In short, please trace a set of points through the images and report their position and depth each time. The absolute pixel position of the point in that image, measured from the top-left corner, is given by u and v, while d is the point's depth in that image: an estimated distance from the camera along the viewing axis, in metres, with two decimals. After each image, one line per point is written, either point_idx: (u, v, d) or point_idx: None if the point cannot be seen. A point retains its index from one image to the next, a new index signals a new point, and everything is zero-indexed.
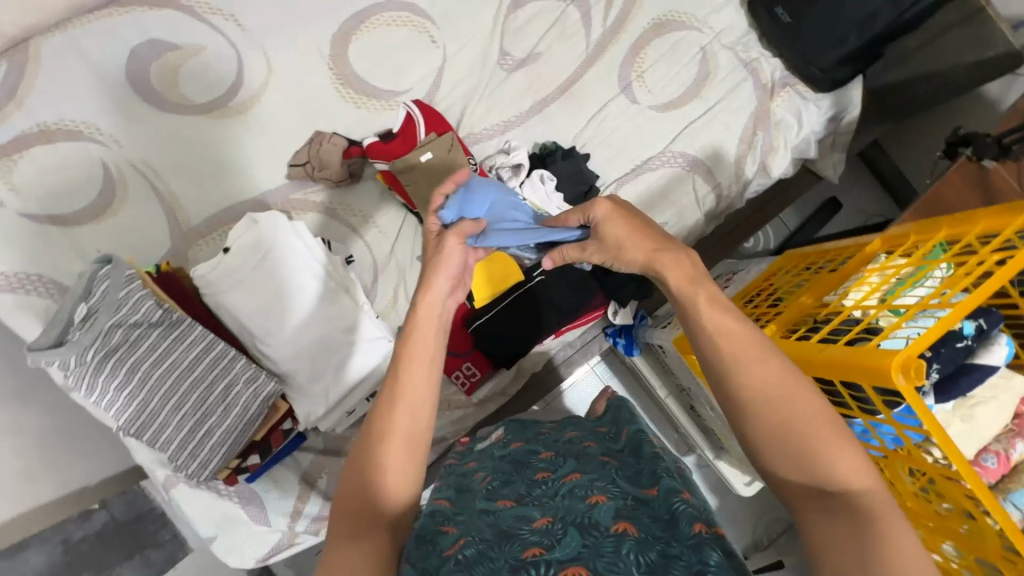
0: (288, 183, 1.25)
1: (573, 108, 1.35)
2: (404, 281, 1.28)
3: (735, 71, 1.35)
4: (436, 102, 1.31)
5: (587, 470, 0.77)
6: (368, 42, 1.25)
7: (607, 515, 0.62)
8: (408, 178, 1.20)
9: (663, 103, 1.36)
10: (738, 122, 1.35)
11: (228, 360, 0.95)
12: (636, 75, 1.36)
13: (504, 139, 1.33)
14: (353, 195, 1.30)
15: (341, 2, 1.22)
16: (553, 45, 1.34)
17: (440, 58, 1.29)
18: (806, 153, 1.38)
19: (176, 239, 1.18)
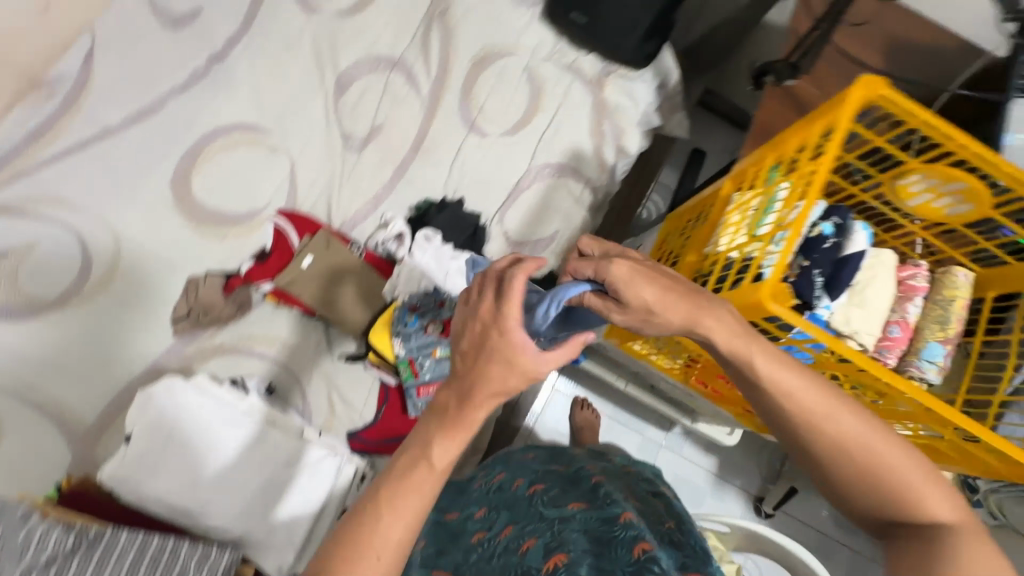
0: (177, 341, 1.15)
1: (432, 162, 1.37)
2: (336, 386, 1.23)
3: (561, 77, 1.43)
4: (301, 204, 1.26)
5: (524, 507, 1.06)
6: (209, 171, 1.17)
7: (536, 558, 0.90)
8: (300, 288, 1.20)
9: (509, 128, 1.42)
10: (581, 120, 1.43)
11: (172, 548, 0.89)
12: (476, 112, 1.41)
13: (378, 213, 1.33)
14: (249, 324, 1.20)
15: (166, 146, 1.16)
16: (393, 112, 1.35)
17: (289, 162, 1.25)
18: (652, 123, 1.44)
19: (77, 444, 1.07)
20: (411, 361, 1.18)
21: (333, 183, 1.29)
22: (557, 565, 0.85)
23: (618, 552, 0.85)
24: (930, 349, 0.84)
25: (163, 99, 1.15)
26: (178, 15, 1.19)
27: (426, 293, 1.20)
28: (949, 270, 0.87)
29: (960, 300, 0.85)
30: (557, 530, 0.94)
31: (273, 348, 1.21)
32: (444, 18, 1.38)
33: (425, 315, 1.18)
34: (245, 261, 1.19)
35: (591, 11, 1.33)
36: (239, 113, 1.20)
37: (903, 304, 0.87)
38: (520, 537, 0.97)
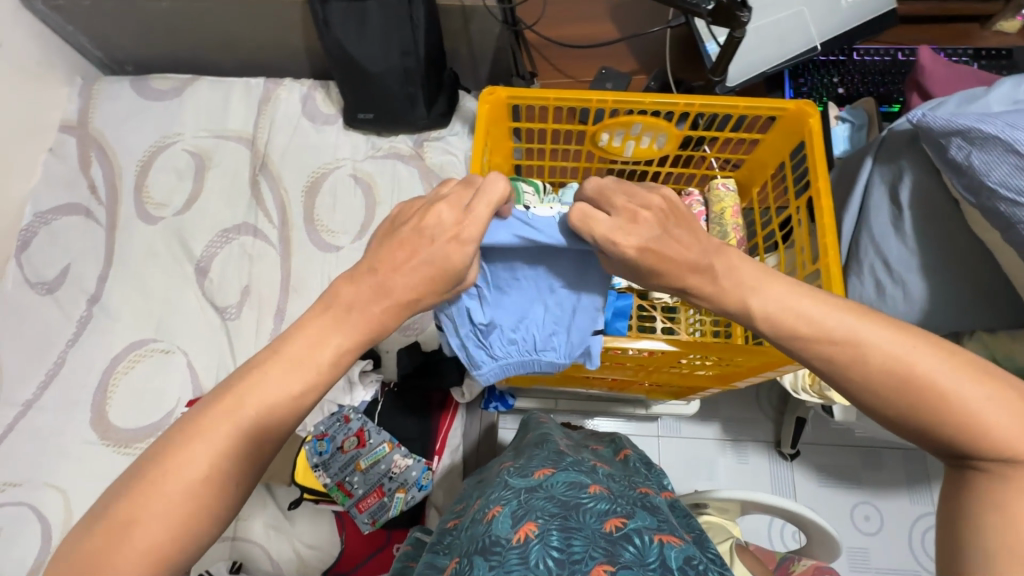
0: None
1: (303, 298, 1.30)
2: (297, 535, 1.11)
3: (384, 165, 1.38)
4: (206, 387, 1.25)
5: (492, 483, 0.74)
6: (120, 397, 1.24)
7: (505, 526, 0.58)
8: None
9: (359, 229, 1.34)
10: (416, 191, 1.36)
11: None
12: (324, 231, 1.35)
13: None
14: None
15: (80, 394, 1.24)
16: (255, 270, 1.32)
17: (184, 355, 1.27)
18: None
19: None
20: (342, 484, 1.07)
21: (228, 353, 1.27)
22: (528, 537, 0.55)
23: (583, 515, 0.58)
24: None
25: (63, 359, 1.26)
26: (50, 279, 1.32)
27: (331, 415, 1.11)
28: (709, 185, 0.79)
29: (731, 210, 0.76)
30: (526, 497, 0.62)
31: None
32: (266, 168, 1.40)
33: (336, 437, 1.10)
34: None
35: (371, 107, 1.31)
36: (128, 335, 1.29)
37: None
38: (486, 506, 0.65)
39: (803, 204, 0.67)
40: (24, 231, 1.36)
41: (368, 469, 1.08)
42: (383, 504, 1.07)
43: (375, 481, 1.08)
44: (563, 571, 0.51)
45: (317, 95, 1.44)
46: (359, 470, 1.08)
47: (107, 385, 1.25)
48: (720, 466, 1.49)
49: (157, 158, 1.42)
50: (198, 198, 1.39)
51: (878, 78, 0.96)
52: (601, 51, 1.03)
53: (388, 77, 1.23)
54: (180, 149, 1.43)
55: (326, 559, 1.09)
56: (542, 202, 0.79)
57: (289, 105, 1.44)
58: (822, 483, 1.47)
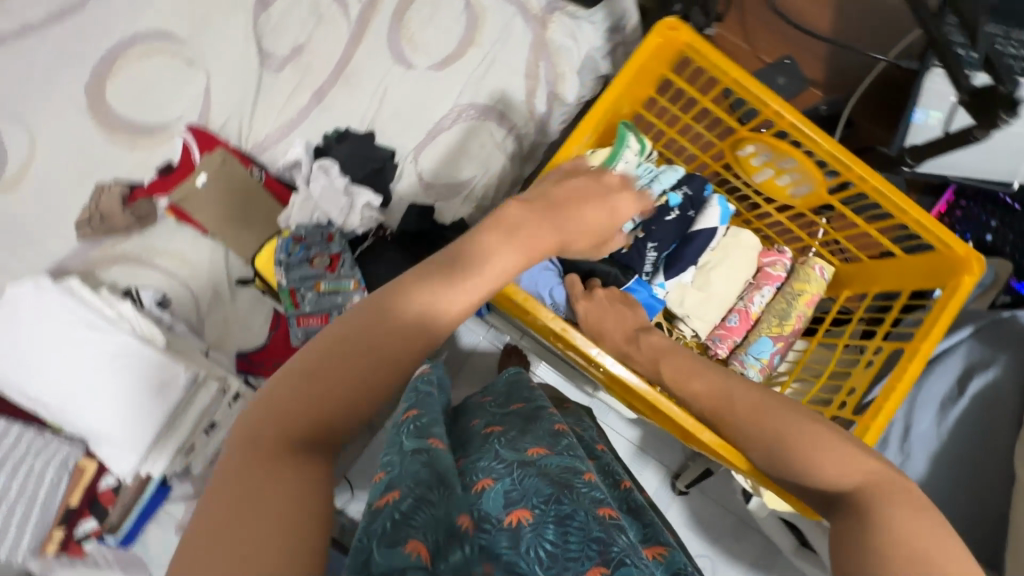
0: (82, 246, 1.10)
1: (350, 93, 1.17)
2: (234, 309, 1.12)
3: (503, 8, 1.19)
4: (211, 122, 1.14)
5: (474, 441, 0.78)
6: (124, 82, 1.13)
7: (496, 505, 0.63)
8: (191, 208, 1.05)
9: (439, 60, 1.18)
10: (519, 57, 1.19)
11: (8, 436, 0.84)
12: (405, 39, 1.18)
13: (292, 140, 1.15)
14: (152, 238, 1.11)
15: (87, 50, 1.12)
16: (317, 34, 1.17)
17: (205, 78, 1.14)
18: (598, 73, 1.21)
19: None
20: (293, 292, 1.03)
21: (249, 101, 1.15)
22: (520, 524, 0.60)
23: (578, 497, 0.65)
24: (758, 345, 0.77)
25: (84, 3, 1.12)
26: None
27: (316, 224, 1.05)
28: (806, 260, 0.78)
29: (806, 296, 0.77)
30: (519, 476, 0.67)
31: (174, 262, 1.12)
32: None
33: (311, 248, 1.04)
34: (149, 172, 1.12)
35: None
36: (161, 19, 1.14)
37: (749, 293, 0.80)
38: (473, 472, 0.70)
39: (889, 348, 0.73)
40: None
41: (324, 294, 1.04)
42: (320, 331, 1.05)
43: (325, 308, 1.04)
44: (554, 564, 0.56)
45: None
46: (315, 290, 1.03)
47: (117, 62, 1.13)
48: None
49: None
50: None
51: None
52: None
53: None
54: None
55: (249, 344, 1.12)
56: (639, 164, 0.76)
57: None
58: (685, 524, 1.57)
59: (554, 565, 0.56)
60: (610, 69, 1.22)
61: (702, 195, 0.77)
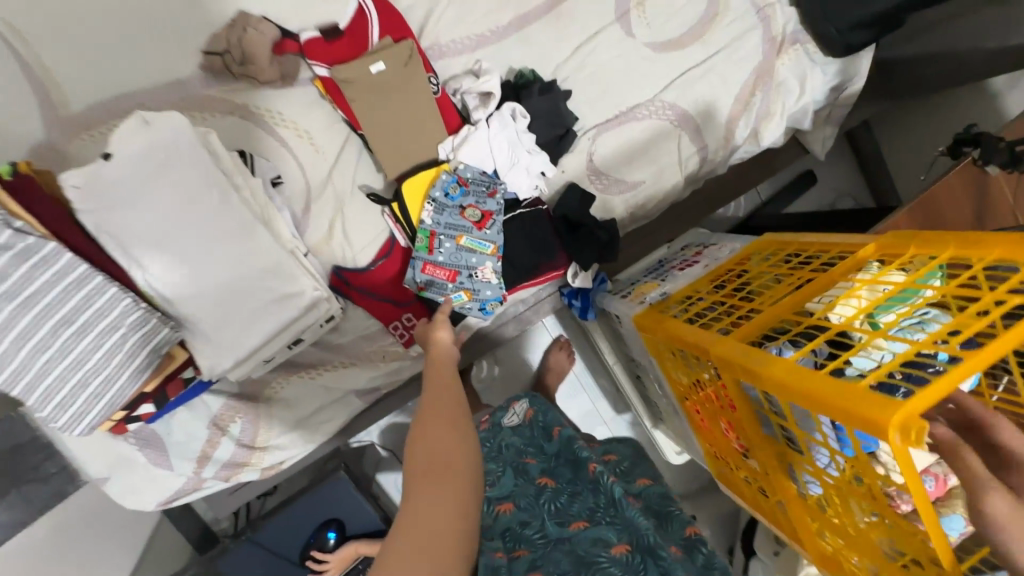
0: (201, 78, 0.91)
1: (557, 33, 1.01)
2: (342, 215, 0.97)
3: (746, 16, 1.06)
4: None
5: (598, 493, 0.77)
6: None
7: None
8: (351, 94, 0.90)
9: (661, 42, 1.04)
10: (740, 76, 1.07)
11: (95, 293, 0.66)
12: (636, 0, 1.03)
13: (475, 58, 0.98)
14: (284, 102, 0.94)
15: None
16: None
17: None
18: (800, 126, 1.13)
19: (53, 128, 0.86)
20: (432, 235, 0.93)
21: None
22: None
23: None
24: (955, 520, 0.66)
25: None
26: None
27: (484, 172, 0.95)
28: None
29: None
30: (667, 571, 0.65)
31: (298, 139, 0.95)
32: None
33: (467, 197, 0.94)
34: (309, 24, 0.93)
35: None
36: None
37: (949, 462, 0.69)
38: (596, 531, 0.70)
39: None
40: None
41: (462, 248, 0.94)
42: (440, 284, 0.95)
43: (456, 263, 0.94)
44: None
45: None
46: (456, 241, 0.94)
47: None
48: None
49: None
50: None
51: None
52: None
53: None
54: None
55: (349, 262, 0.98)
56: None
57: None
58: None
59: None
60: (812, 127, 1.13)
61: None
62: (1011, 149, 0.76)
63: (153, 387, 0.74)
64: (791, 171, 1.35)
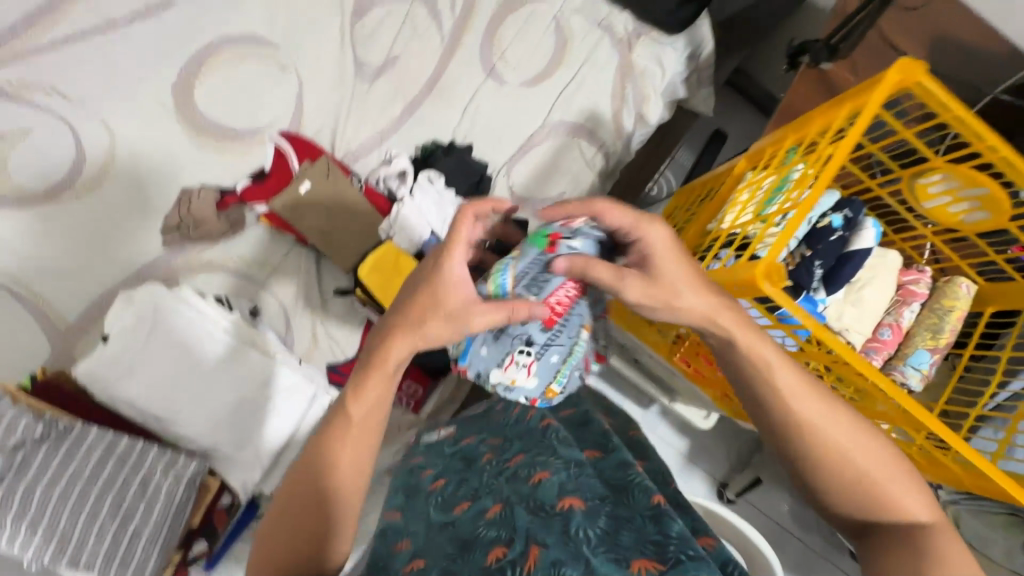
0: (166, 251, 1.05)
1: (443, 105, 1.17)
2: (322, 318, 1.08)
3: (590, 32, 1.24)
4: (304, 130, 1.12)
5: (536, 441, 0.82)
6: (215, 83, 1.09)
7: (553, 493, 0.68)
8: (292, 217, 1.04)
9: (530, 78, 1.20)
10: (606, 80, 1.23)
11: (134, 457, 0.78)
12: (497, 56, 1.20)
13: (385, 149, 1.15)
14: (241, 245, 1.08)
15: (174, 50, 1.08)
16: (410, 45, 1.17)
17: (298, 83, 1.12)
18: (677, 95, 1.28)
19: (59, 338, 0.98)
20: None
21: (344, 112, 1.13)
22: (573, 508, 0.65)
23: (633, 498, 0.69)
24: (920, 355, 0.71)
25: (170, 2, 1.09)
26: None
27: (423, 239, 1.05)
28: (949, 277, 0.74)
29: (958, 312, 0.72)
30: (575, 474, 0.72)
31: (261, 271, 1.07)
32: None
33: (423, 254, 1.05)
34: (242, 178, 1.09)
35: None
36: (252, 26, 1.12)
37: (898, 308, 0.75)
38: (531, 466, 0.75)
39: None
40: None
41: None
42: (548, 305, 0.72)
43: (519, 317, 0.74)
44: (606, 542, 0.60)
45: None
46: None
47: (206, 63, 1.10)
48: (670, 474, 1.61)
49: None
50: None
51: None
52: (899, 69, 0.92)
53: None
54: None
55: (339, 356, 1.08)
56: None
57: None
58: None
59: (608, 547, 0.59)
60: (688, 92, 1.28)
61: (859, 217, 0.73)
62: (828, 43, 0.88)
63: (197, 519, 0.83)
64: (695, 135, 1.49)
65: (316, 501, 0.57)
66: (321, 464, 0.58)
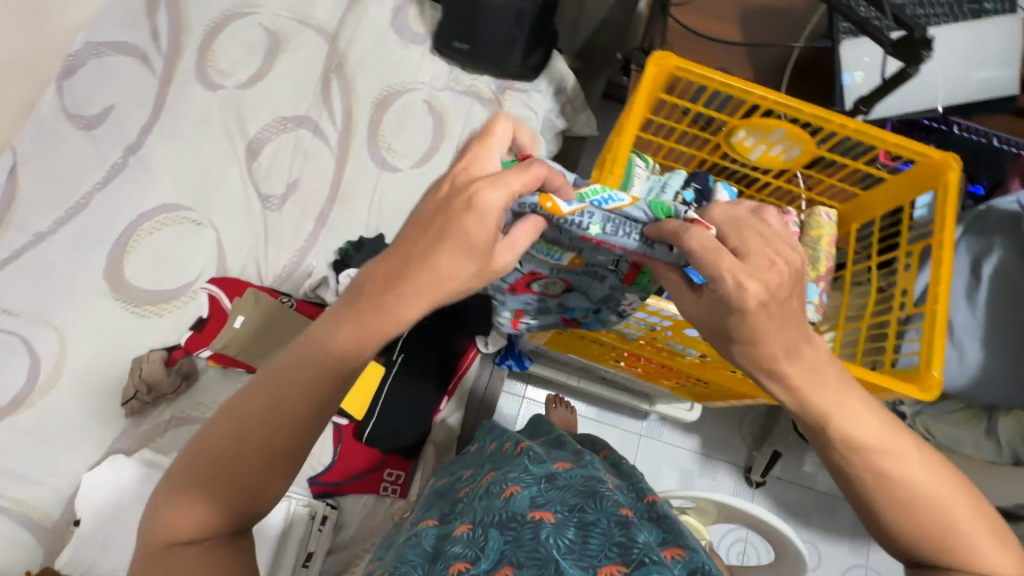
0: (131, 421, 1.11)
1: (348, 208, 1.27)
2: None
3: (461, 101, 1.36)
4: (230, 271, 1.21)
5: (508, 459, 0.91)
6: (141, 256, 1.19)
7: (524, 505, 0.75)
8: (235, 351, 1.10)
9: (419, 159, 1.31)
10: None
11: None
12: (385, 149, 1.31)
13: (308, 263, 1.23)
14: (200, 392, 1.14)
15: (98, 239, 1.19)
16: (306, 166, 1.29)
17: (214, 231, 1.23)
18: (557, 128, 1.37)
19: (50, 533, 1.03)
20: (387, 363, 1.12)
21: (262, 243, 1.23)
22: (543, 520, 0.71)
23: (602, 505, 0.74)
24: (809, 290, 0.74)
25: (86, 201, 1.22)
26: (90, 115, 1.27)
27: None
28: (811, 209, 0.78)
29: (827, 239, 0.76)
30: (545, 488, 0.79)
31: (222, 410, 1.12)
32: (342, 69, 1.36)
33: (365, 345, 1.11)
34: (184, 331, 1.16)
35: (469, 37, 1.27)
36: (163, 196, 1.24)
37: None
38: (504, 482, 0.82)
39: (919, 249, 0.68)
40: (71, 57, 1.30)
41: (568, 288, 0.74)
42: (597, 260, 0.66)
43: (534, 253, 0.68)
44: (580, 554, 0.67)
45: (410, 11, 1.40)
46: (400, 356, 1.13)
47: (129, 240, 1.20)
48: (692, 477, 1.58)
49: (230, 25, 1.36)
50: (265, 76, 1.33)
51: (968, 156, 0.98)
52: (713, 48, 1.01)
53: (500, 17, 1.20)
54: (257, 23, 1.37)
55: (316, 468, 1.09)
56: (648, 179, 0.79)
57: (378, 12, 1.40)
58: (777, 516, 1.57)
59: (577, 556, 0.66)
60: (565, 123, 1.38)
61: (708, 185, 0.79)
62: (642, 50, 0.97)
63: None
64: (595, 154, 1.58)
65: (245, 453, 0.54)
66: (276, 411, 0.54)
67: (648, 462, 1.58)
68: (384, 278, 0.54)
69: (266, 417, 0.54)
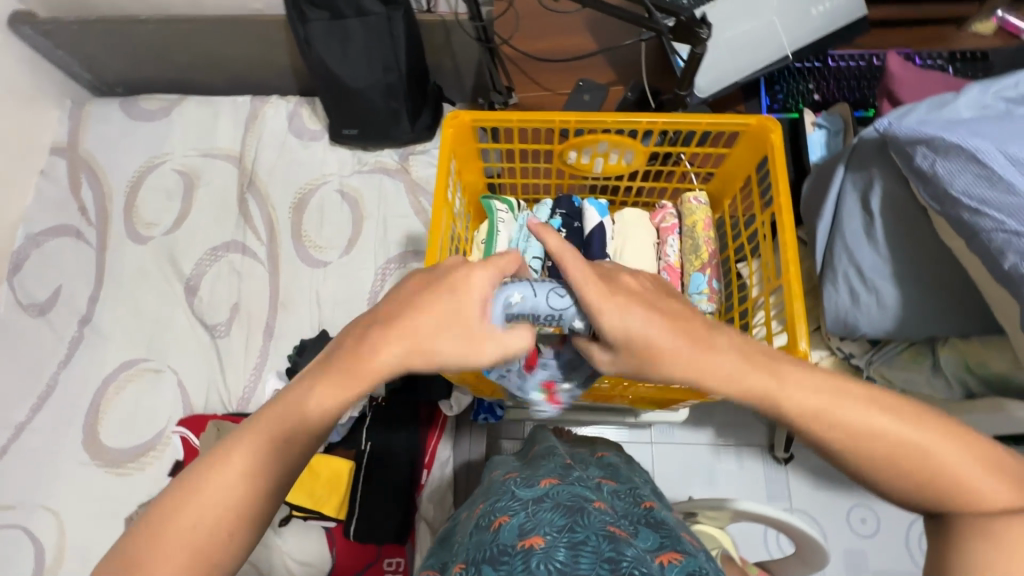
0: None
1: (292, 313, 1.31)
2: (287, 552, 1.11)
3: (370, 179, 1.40)
4: (197, 406, 1.25)
5: (497, 488, 0.76)
6: (113, 417, 1.25)
7: (512, 535, 0.59)
8: None
9: (346, 245, 1.35)
10: (403, 206, 1.37)
11: None
12: (311, 246, 1.36)
13: (265, 377, 1.26)
14: None
15: (72, 413, 1.25)
16: (244, 286, 1.33)
17: (174, 373, 1.28)
18: None
19: None
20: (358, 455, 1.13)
21: (218, 371, 1.27)
22: (533, 547, 0.56)
23: (588, 521, 0.59)
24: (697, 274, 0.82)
25: (55, 381, 1.28)
26: (42, 301, 1.35)
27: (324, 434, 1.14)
28: (681, 200, 0.86)
29: (700, 224, 0.83)
30: (534, 510, 0.63)
31: None
32: (254, 185, 1.42)
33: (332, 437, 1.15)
34: (165, 481, 1.19)
35: (354, 122, 1.32)
36: (120, 355, 1.30)
37: (662, 247, 0.85)
38: (491, 513, 0.66)
39: (768, 216, 0.74)
40: (15, 253, 1.39)
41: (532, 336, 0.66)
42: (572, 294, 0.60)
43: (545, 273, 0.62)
44: None
45: (303, 112, 1.46)
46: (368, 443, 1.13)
47: (99, 406, 1.26)
48: (717, 471, 1.51)
49: (147, 179, 1.44)
50: (187, 215, 1.41)
51: (853, 83, 0.97)
52: (560, 68, 1.03)
53: (372, 96, 1.24)
54: (169, 169, 1.45)
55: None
56: (515, 219, 0.85)
57: (275, 122, 1.46)
58: (817, 486, 1.48)
59: None
60: None
61: (575, 207, 0.85)
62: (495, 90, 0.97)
63: None
64: None
65: (199, 518, 0.51)
66: (238, 471, 0.53)
67: (668, 467, 1.52)
68: (375, 329, 0.56)
69: (227, 480, 0.52)
